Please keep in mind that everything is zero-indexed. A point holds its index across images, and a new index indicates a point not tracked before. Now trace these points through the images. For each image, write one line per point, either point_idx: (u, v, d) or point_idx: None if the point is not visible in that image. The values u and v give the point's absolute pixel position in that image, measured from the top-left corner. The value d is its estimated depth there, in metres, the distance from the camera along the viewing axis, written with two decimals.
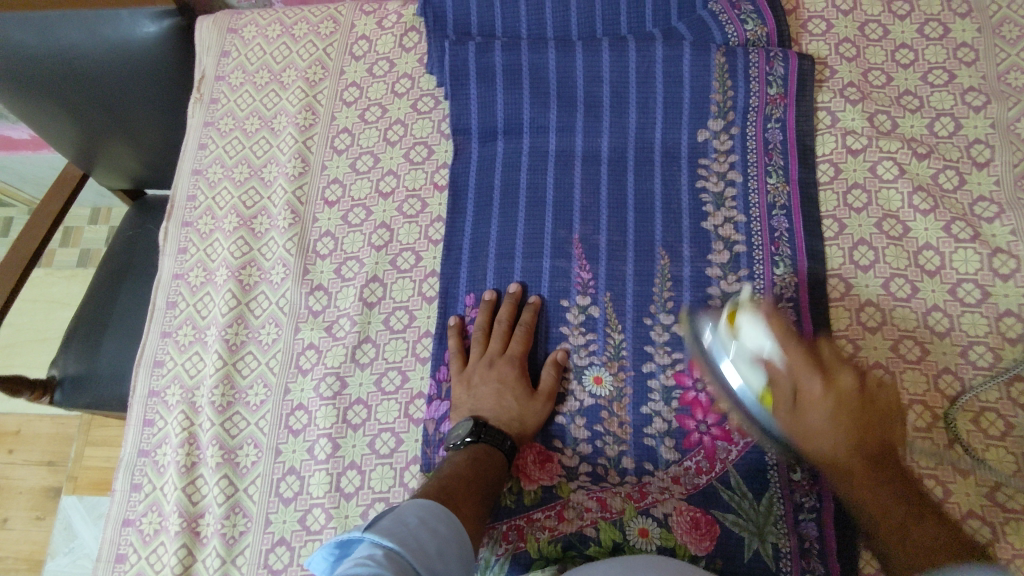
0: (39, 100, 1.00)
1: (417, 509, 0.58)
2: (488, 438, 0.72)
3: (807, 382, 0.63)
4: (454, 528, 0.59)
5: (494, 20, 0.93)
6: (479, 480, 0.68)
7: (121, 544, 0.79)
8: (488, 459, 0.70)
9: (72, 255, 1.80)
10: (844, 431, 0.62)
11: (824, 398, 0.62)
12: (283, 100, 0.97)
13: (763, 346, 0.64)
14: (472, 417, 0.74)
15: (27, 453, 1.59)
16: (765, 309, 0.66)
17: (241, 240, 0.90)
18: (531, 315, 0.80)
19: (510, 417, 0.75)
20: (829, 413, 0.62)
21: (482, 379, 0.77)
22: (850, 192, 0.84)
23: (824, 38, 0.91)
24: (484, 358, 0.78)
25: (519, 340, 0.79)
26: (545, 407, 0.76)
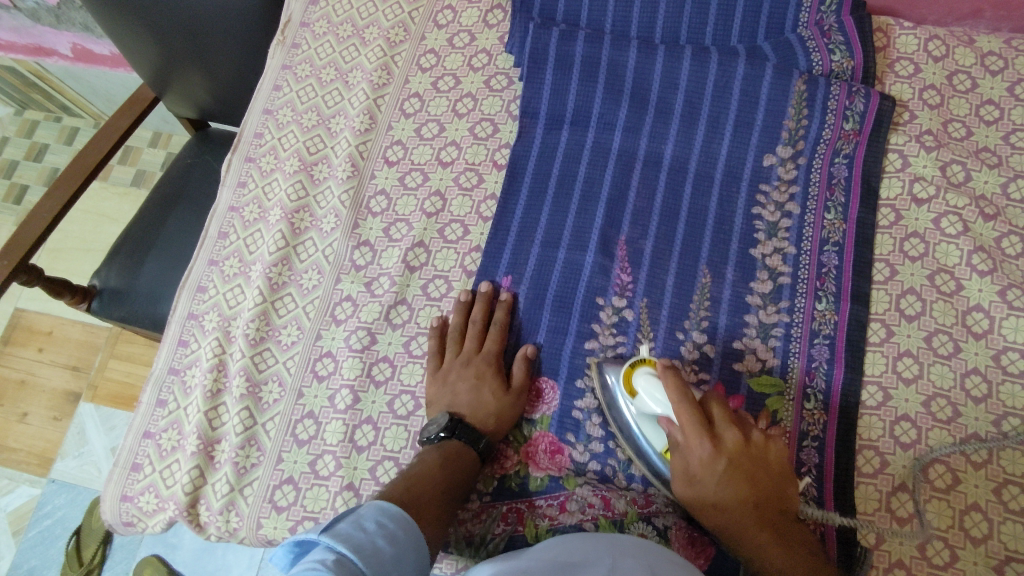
0: (131, 24, 1.03)
1: (377, 513, 0.58)
2: (464, 434, 0.73)
3: (694, 453, 0.65)
4: (411, 531, 0.58)
5: (580, 10, 0.93)
6: (451, 480, 0.69)
7: (138, 454, 0.82)
8: (461, 455, 0.71)
9: (129, 174, 1.86)
10: (731, 493, 0.64)
11: (709, 465, 0.64)
12: (361, 56, 0.98)
13: (664, 412, 0.67)
14: (447, 413, 0.74)
15: (56, 354, 1.65)
16: (665, 371, 0.67)
17: (299, 184, 0.92)
18: (504, 314, 0.81)
19: (485, 411, 0.75)
20: (724, 462, 0.64)
21: (457, 377, 0.78)
22: (907, 240, 0.82)
23: (910, 81, 0.89)
24: (459, 356, 0.79)
25: (494, 339, 0.80)
26: (520, 400, 0.77)
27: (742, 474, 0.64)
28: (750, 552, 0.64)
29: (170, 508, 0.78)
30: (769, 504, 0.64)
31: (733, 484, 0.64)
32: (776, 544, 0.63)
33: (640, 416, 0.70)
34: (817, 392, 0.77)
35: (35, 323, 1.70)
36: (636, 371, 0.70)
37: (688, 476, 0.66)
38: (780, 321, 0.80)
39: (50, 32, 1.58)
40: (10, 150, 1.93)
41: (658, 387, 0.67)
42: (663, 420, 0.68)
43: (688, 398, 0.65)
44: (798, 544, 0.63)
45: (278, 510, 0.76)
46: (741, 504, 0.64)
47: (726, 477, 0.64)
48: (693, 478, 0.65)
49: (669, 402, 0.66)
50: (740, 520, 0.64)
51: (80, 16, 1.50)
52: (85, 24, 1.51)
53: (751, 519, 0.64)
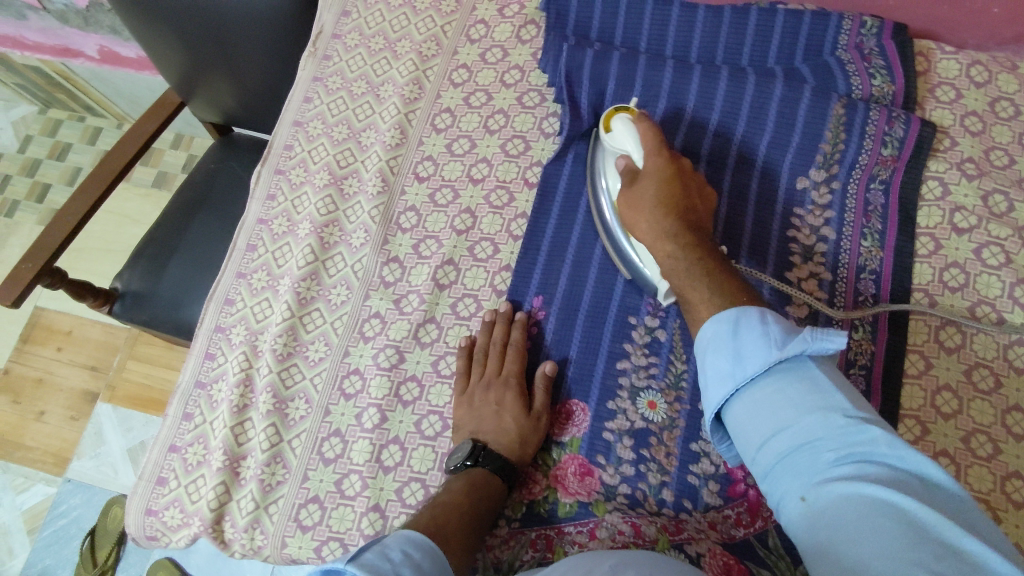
0: (163, 30, 1.02)
1: (404, 541, 0.56)
2: (487, 462, 0.72)
3: (649, 159, 0.74)
4: (436, 559, 0.56)
5: (615, 28, 0.92)
6: (475, 506, 0.68)
7: (164, 467, 0.82)
8: (486, 482, 0.71)
9: (150, 175, 1.86)
10: (665, 211, 0.71)
11: (652, 186, 0.73)
12: (392, 69, 0.98)
13: (629, 148, 0.76)
14: (471, 440, 0.74)
15: (74, 355, 1.66)
16: (642, 122, 0.76)
17: (329, 198, 0.91)
18: (525, 334, 0.80)
19: (509, 436, 0.74)
20: (659, 189, 0.73)
21: (480, 402, 0.77)
22: (947, 269, 0.81)
23: (951, 107, 0.87)
24: (482, 380, 0.78)
25: (514, 360, 0.79)
26: (542, 421, 0.76)
27: (677, 207, 0.72)
28: (696, 295, 0.68)
29: (195, 524, 0.78)
30: (716, 273, 0.68)
31: (672, 216, 0.71)
32: (723, 298, 0.65)
33: (611, 159, 0.79)
34: None
35: (54, 322, 1.70)
36: (615, 115, 0.79)
37: (631, 206, 0.74)
38: None
39: (77, 34, 1.59)
40: (33, 149, 1.94)
41: (631, 123, 0.76)
42: (625, 171, 0.76)
43: (653, 135, 0.75)
44: (754, 302, 0.64)
45: (304, 530, 0.75)
46: (674, 221, 0.71)
47: (656, 186, 0.73)
48: (636, 200, 0.74)
49: (639, 145, 0.76)
50: (670, 249, 0.70)
51: (108, 19, 1.50)
52: (113, 26, 1.52)
53: (737, 298, 0.65)
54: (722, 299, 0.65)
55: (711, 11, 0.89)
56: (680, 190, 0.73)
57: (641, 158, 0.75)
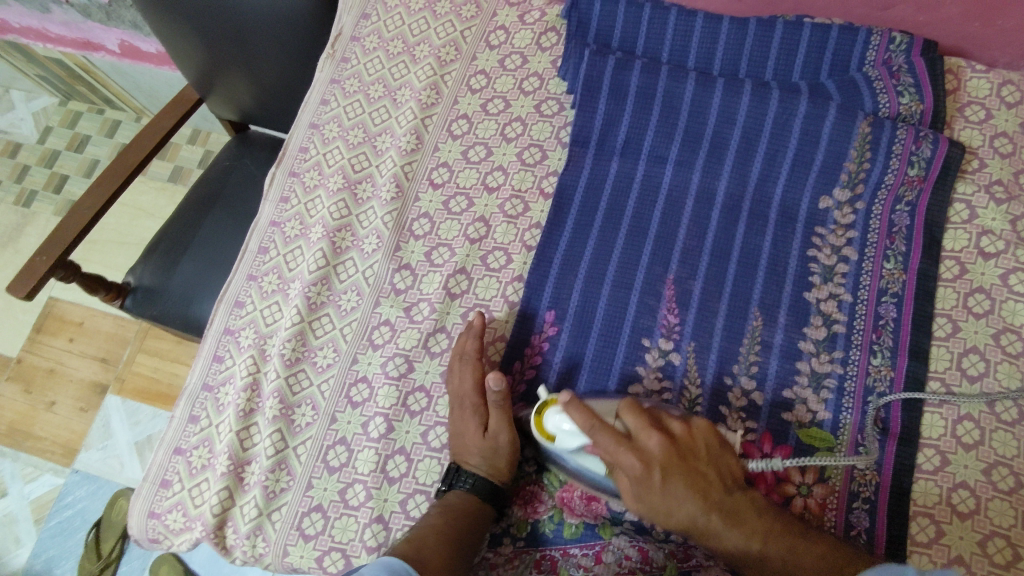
0: (183, 27, 1.02)
1: (381, 568, 0.58)
2: (461, 483, 0.72)
3: (624, 456, 0.66)
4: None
5: (637, 38, 0.91)
6: (451, 527, 0.68)
7: (168, 470, 0.81)
8: (459, 504, 0.70)
9: (166, 169, 1.87)
10: (696, 497, 0.66)
11: (689, 507, 0.66)
12: (410, 74, 0.97)
13: (580, 443, 0.69)
14: (450, 464, 0.74)
15: (85, 346, 1.66)
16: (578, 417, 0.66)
17: (342, 202, 0.91)
18: (474, 343, 0.76)
19: (474, 457, 0.73)
20: (686, 489, 0.66)
21: (451, 421, 0.76)
22: (972, 295, 0.78)
23: (980, 127, 0.85)
24: (450, 396, 0.77)
25: (469, 377, 0.74)
26: (504, 437, 0.72)
27: (701, 489, 0.67)
28: (733, 552, 0.67)
29: (198, 528, 0.77)
30: (748, 522, 0.66)
31: (703, 505, 0.66)
32: (754, 536, 0.66)
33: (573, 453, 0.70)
34: (870, 452, 0.73)
35: (67, 313, 1.71)
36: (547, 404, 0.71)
37: (657, 511, 0.67)
38: (833, 373, 0.77)
39: (99, 28, 1.59)
40: (52, 140, 1.95)
41: (568, 413, 0.68)
42: (598, 458, 0.69)
43: (602, 428, 0.66)
44: (779, 527, 0.67)
45: (306, 538, 0.75)
46: (707, 511, 0.67)
47: (682, 488, 0.66)
48: (666, 496, 0.66)
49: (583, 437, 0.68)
50: (688, 510, 0.67)
51: (129, 14, 1.51)
52: (134, 22, 1.52)
53: (753, 533, 0.66)
54: (757, 539, 0.66)
55: (736, 23, 0.87)
56: (676, 453, 0.67)
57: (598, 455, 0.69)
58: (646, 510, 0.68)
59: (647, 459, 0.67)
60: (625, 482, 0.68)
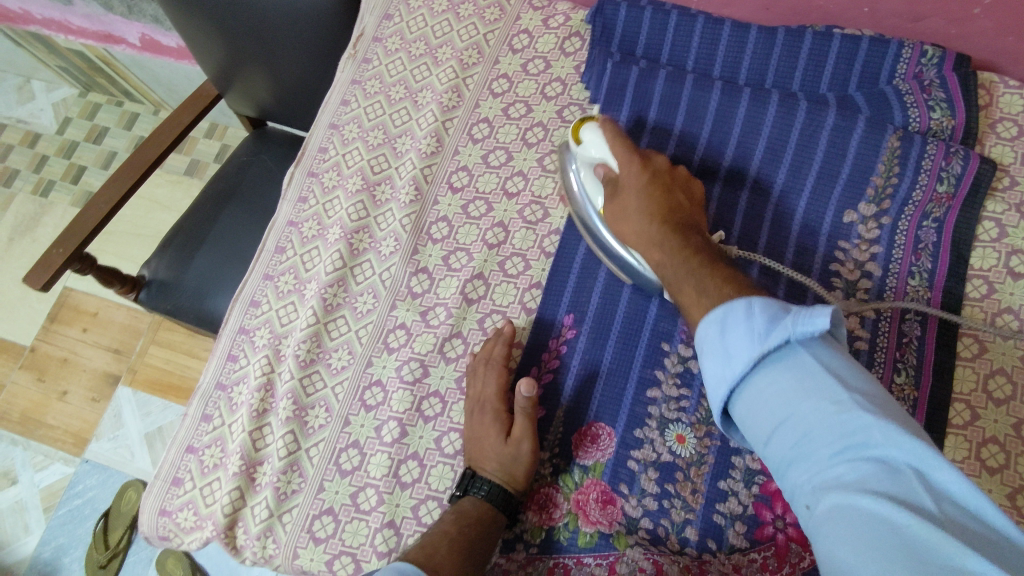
0: (205, 24, 1.02)
1: None
2: (475, 490, 0.70)
3: (627, 170, 0.71)
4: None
5: (663, 45, 0.90)
6: (465, 536, 0.66)
7: (180, 468, 0.81)
8: (472, 512, 0.69)
9: (183, 163, 1.87)
10: (647, 212, 0.69)
11: (634, 199, 0.70)
12: (432, 76, 0.96)
13: (604, 156, 0.74)
14: (465, 470, 0.73)
15: (99, 337, 1.67)
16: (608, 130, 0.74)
17: (360, 203, 0.90)
18: (501, 351, 0.76)
19: (492, 463, 0.72)
20: (641, 195, 0.70)
21: (470, 426, 0.75)
22: (999, 316, 0.77)
23: (1012, 144, 0.83)
24: (470, 402, 0.76)
25: (492, 382, 0.75)
26: (527, 443, 0.72)
27: (678, 230, 0.66)
28: (697, 299, 0.59)
29: (208, 528, 0.77)
30: (711, 280, 0.59)
31: (652, 216, 0.68)
32: (721, 288, 0.57)
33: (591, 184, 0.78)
34: None
35: (81, 303, 1.72)
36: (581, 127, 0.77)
37: (618, 214, 0.72)
38: None
39: (120, 21, 1.60)
40: (71, 131, 1.96)
41: (599, 132, 0.75)
42: (601, 167, 0.75)
43: (621, 144, 0.73)
44: (746, 290, 0.56)
45: (317, 542, 0.74)
46: (671, 248, 0.65)
47: (643, 197, 0.70)
48: (621, 210, 0.71)
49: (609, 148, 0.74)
50: (665, 253, 0.65)
51: (151, 8, 1.51)
52: (156, 16, 1.52)
53: (720, 288, 0.57)
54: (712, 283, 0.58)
55: (764, 32, 0.86)
56: (666, 197, 0.70)
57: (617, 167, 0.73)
58: (613, 218, 0.72)
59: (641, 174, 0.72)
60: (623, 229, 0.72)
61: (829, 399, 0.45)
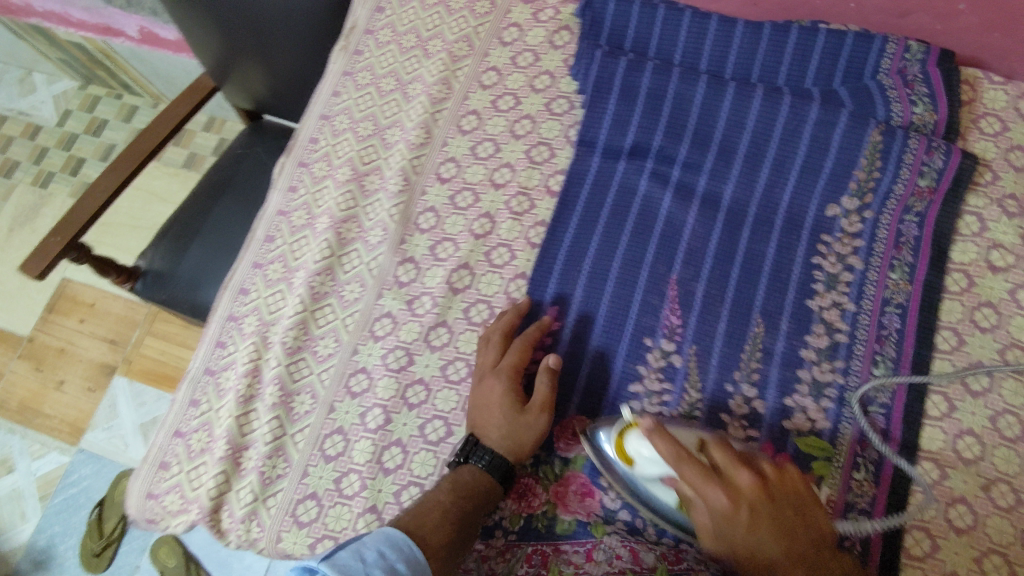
0: (200, 12, 1.03)
1: (383, 540, 0.59)
2: (477, 459, 0.70)
3: (685, 471, 0.62)
4: (414, 566, 0.58)
5: (651, 39, 0.90)
6: (459, 508, 0.66)
7: (168, 452, 0.82)
8: (469, 482, 0.69)
9: (181, 156, 1.89)
10: (731, 519, 0.60)
11: (710, 485, 0.60)
12: (422, 68, 0.97)
13: (664, 473, 0.66)
14: (468, 432, 0.73)
15: (96, 327, 1.69)
16: (649, 428, 0.64)
17: (349, 194, 0.91)
18: (534, 330, 0.78)
19: (497, 431, 0.71)
20: (724, 494, 0.60)
21: (479, 393, 0.75)
22: (978, 309, 0.78)
23: (995, 140, 0.84)
24: (481, 366, 0.77)
25: (511, 356, 0.76)
26: (538, 421, 0.72)
27: (778, 528, 0.60)
28: (772, 570, 0.59)
29: (194, 511, 0.78)
30: (793, 537, 0.60)
31: (756, 531, 0.59)
32: None
33: (647, 479, 0.68)
34: (868, 463, 0.73)
35: (79, 294, 1.73)
36: (625, 434, 0.69)
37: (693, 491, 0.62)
38: (834, 382, 0.76)
39: (120, 14, 1.61)
40: (71, 123, 1.98)
41: (645, 440, 0.66)
42: (665, 481, 0.66)
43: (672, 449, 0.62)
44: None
45: (300, 526, 0.75)
46: (751, 530, 0.59)
47: (714, 518, 0.61)
48: (694, 495, 0.62)
49: (664, 459, 0.65)
50: (741, 539, 0.60)
51: (150, 1, 1.52)
52: (154, 9, 1.54)
53: (785, 549, 0.59)
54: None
55: (750, 27, 0.86)
56: (783, 512, 0.61)
57: (668, 472, 0.66)
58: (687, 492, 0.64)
59: (735, 487, 0.61)
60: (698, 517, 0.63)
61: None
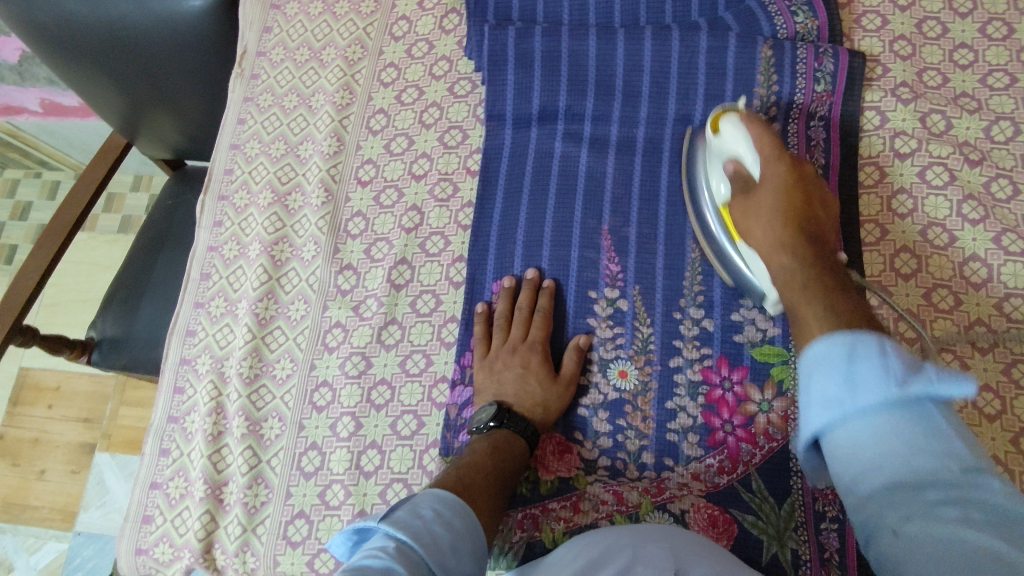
0: (90, 69, 1.00)
1: (434, 500, 0.60)
2: (512, 424, 0.73)
3: (769, 166, 0.68)
4: (469, 521, 0.60)
5: (535, 4, 0.91)
6: (500, 467, 0.69)
7: (148, 505, 0.82)
8: (509, 445, 0.71)
9: (114, 221, 1.85)
10: (778, 211, 0.65)
11: (777, 172, 0.68)
12: (321, 78, 0.98)
13: (739, 146, 0.71)
14: (495, 401, 0.75)
15: (66, 409, 1.65)
16: (748, 115, 0.72)
17: (275, 215, 0.91)
18: (547, 300, 0.80)
19: (534, 401, 0.75)
20: (776, 203, 0.66)
21: (504, 366, 0.77)
22: (894, 197, 0.80)
23: (878, 34, 0.86)
24: (506, 344, 0.79)
25: (539, 326, 0.79)
26: (568, 391, 0.76)
27: (799, 219, 0.65)
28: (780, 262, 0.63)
29: (187, 556, 0.78)
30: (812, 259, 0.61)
31: (787, 227, 0.64)
32: (839, 305, 0.53)
33: (716, 154, 0.75)
34: None
35: (41, 380, 1.69)
36: (722, 117, 0.74)
37: (747, 213, 0.68)
38: None
39: (16, 90, 1.58)
40: None
41: (743, 132, 0.71)
42: (733, 158, 0.72)
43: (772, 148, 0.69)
44: (858, 311, 0.52)
45: (294, 545, 0.76)
46: (784, 224, 0.64)
47: (778, 192, 0.67)
48: (752, 209, 0.68)
49: (750, 138, 0.71)
50: (768, 230, 0.65)
51: (43, 71, 1.49)
52: (49, 77, 1.51)
53: (847, 315, 0.52)
54: (832, 319, 0.51)
55: None
56: (800, 202, 0.66)
57: (755, 163, 0.70)
58: (739, 216, 0.69)
59: (795, 194, 0.67)
60: (773, 181, 0.68)
61: (960, 497, 0.40)
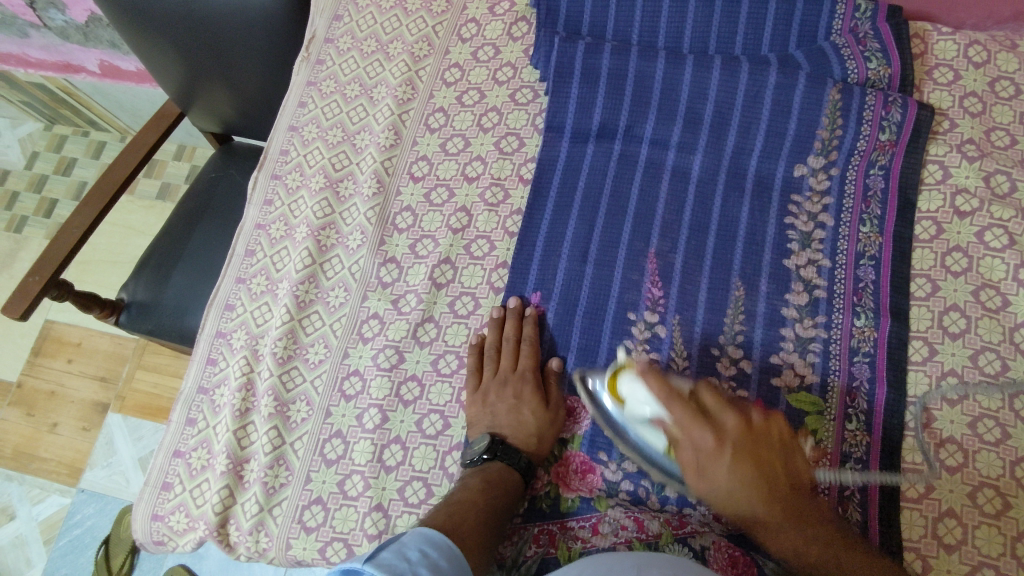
0: (159, 43, 1.02)
1: (420, 540, 0.57)
2: (505, 457, 0.73)
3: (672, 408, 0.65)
4: (455, 562, 0.57)
5: (606, 22, 0.92)
6: (494, 500, 0.69)
7: (168, 473, 0.83)
8: (502, 478, 0.71)
9: (154, 187, 1.88)
10: (741, 479, 0.63)
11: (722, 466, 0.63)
12: (385, 71, 0.99)
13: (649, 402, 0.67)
14: (489, 434, 0.74)
15: (85, 366, 1.67)
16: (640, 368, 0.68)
17: (325, 201, 0.92)
18: (532, 329, 0.80)
19: (527, 432, 0.75)
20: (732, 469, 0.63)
21: (496, 397, 0.77)
22: (949, 254, 0.78)
23: (949, 88, 0.85)
24: (497, 375, 0.79)
25: (528, 355, 0.79)
26: (559, 420, 0.77)
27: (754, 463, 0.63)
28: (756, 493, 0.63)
29: (201, 527, 0.79)
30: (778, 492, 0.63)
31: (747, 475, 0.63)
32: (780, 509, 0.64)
33: (633, 422, 0.71)
34: (859, 412, 0.74)
35: (65, 334, 1.72)
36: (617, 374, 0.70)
37: (697, 473, 0.65)
38: (817, 338, 0.77)
39: (78, 49, 1.61)
40: (40, 164, 1.95)
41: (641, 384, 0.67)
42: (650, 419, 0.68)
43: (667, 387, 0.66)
44: (791, 506, 0.64)
45: (307, 531, 0.76)
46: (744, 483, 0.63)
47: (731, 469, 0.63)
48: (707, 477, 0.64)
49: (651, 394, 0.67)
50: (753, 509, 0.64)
51: (108, 34, 1.52)
52: (113, 41, 1.54)
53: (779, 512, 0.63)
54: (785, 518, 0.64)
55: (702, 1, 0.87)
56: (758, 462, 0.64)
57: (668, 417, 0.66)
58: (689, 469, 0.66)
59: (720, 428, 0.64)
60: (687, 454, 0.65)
61: None
